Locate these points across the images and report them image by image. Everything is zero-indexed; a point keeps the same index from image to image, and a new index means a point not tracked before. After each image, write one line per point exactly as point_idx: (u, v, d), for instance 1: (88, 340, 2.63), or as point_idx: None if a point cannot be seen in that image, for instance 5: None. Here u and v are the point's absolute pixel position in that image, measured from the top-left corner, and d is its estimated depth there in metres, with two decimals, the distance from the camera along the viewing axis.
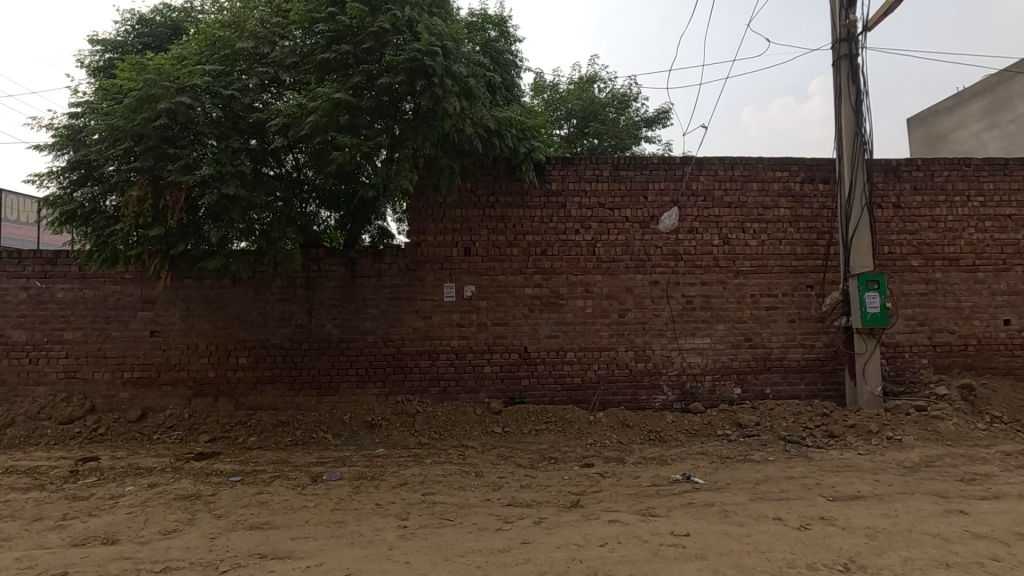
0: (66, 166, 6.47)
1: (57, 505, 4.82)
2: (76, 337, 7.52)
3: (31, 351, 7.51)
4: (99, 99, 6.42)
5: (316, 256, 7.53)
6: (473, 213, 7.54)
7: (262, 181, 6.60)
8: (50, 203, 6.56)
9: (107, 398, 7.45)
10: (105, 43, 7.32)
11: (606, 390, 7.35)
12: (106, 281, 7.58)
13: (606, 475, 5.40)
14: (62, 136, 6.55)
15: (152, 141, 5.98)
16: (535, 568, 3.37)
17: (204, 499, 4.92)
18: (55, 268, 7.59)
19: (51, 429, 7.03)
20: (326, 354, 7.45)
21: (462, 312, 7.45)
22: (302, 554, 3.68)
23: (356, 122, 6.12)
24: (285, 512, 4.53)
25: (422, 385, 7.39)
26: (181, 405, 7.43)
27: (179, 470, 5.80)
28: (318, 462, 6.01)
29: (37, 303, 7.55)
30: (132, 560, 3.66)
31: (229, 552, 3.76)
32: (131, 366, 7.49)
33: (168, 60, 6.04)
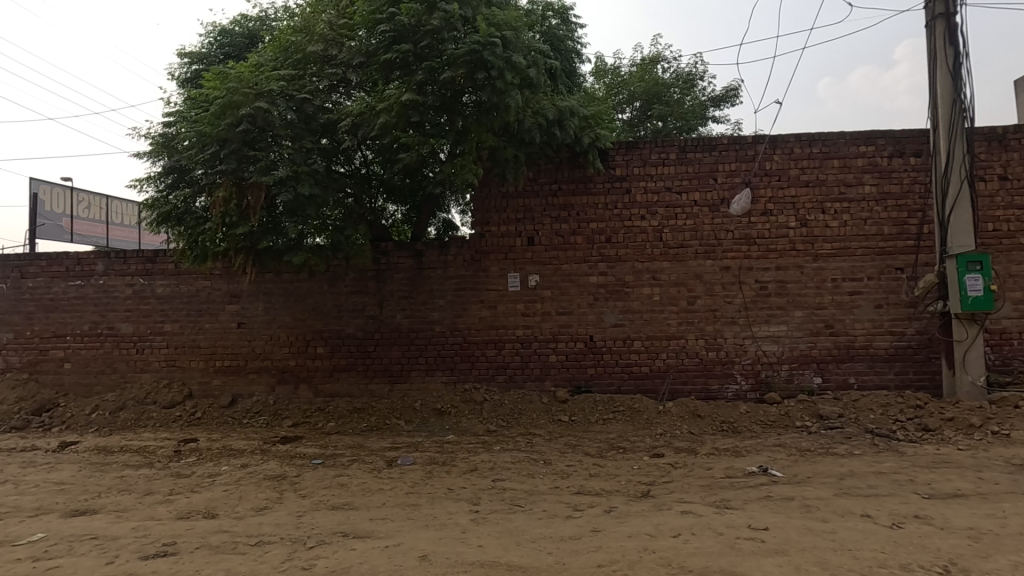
0: (161, 171, 7.01)
1: (163, 482, 5.31)
2: (174, 329, 8.20)
3: (137, 342, 8.26)
4: (188, 108, 6.91)
5: (385, 249, 7.80)
6: (536, 201, 7.54)
7: (334, 179, 6.89)
8: (149, 206, 7.13)
9: (201, 385, 8.08)
10: (191, 55, 7.85)
11: (676, 379, 7.17)
12: (198, 277, 8.19)
13: (677, 466, 5.28)
14: (157, 144, 7.11)
15: (234, 144, 6.30)
16: (606, 556, 3.36)
17: (290, 479, 5.26)
18: (155, 265, 8.28)
19: (156, 413, 7.72)
20: (397, 344, 7.72)
21: (526, 301, 7.49)
22: (382, 534, 3.85)
23: (420, 118, 6.25)
24: (363, 494, 4.76)
25: (489, 373, 7.52)
26: (266, 392, 7.95)
27: (267, 452, 6.22)
28: (391, 447, 6.27)
29: (140, 298, 8.29)
30: (231, 533, 3.98)
31: (314, 530, 4.00)
32: (222, 355, 8.08)
33: (247, 67, 6.40)
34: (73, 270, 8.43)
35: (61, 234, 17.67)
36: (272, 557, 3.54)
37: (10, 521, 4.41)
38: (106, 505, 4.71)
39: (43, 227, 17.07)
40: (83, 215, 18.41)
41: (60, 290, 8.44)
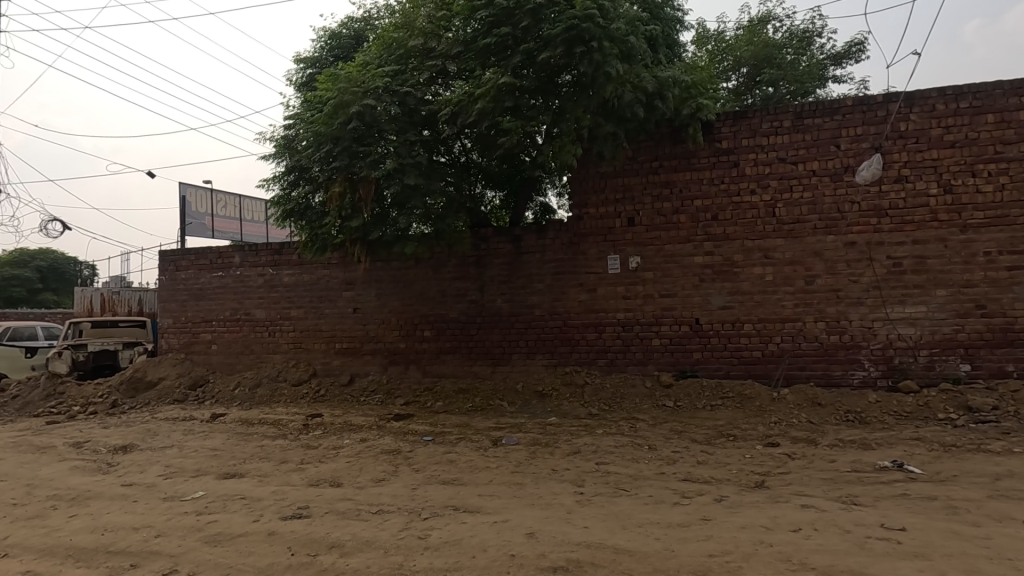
0: (284, 171, 7.66)
1: (295, 452, 5.89)
2: (299, 314, 9.00)
3: (269, 326, 9.18)
4: (305, 111, 7.48)
5: (484, 235, 8.00)
6: (635, 180, 7.32)
7: (436, 168, 7.15)
8: (275, 203, 7.84)
9: (324, 365, 8.83)
10: (306, 60, 8.47)
11: (792, 364, 6.67)
12: (318, 266, 8.92)
13: (795, 457, 4.95)
14: (280, 146, 7.77)
15: (346, 142, 6.73)
16: (718, 546, 3.24)
17: (404, 454, 5.61)
18: (281, 257, 9.13)
19: (287, 389, 8.55)
20: (498, 327, 7.91)
21: (627, 284, 7.33)
22: (490, 510, 4.01)
23: (516, 102, 6.27)
24: (471, 471, 4.97)
25: (589, 357, 7.48)
26: (379, 372, 8.51)
27: (383, 428, 6.68)
28: (496, 427, 6.46)
29: (271, 287, 9.19)
30: (355, 501, 4.34)
31: (427, 502, 4.25)
32: (340, 338, 8.76)
33: (355, 67, 6.78)
34: (216, 263, 9.53)
35: (204, 232, 20.05)
36: (390, 525, 3.82)
37: (177, 479, 5.13)
38: (250, 471, 5.33)
39: (189, 226, 19.49)
40: (221, 214, 20.70)
41: (206, 281, 9.58)
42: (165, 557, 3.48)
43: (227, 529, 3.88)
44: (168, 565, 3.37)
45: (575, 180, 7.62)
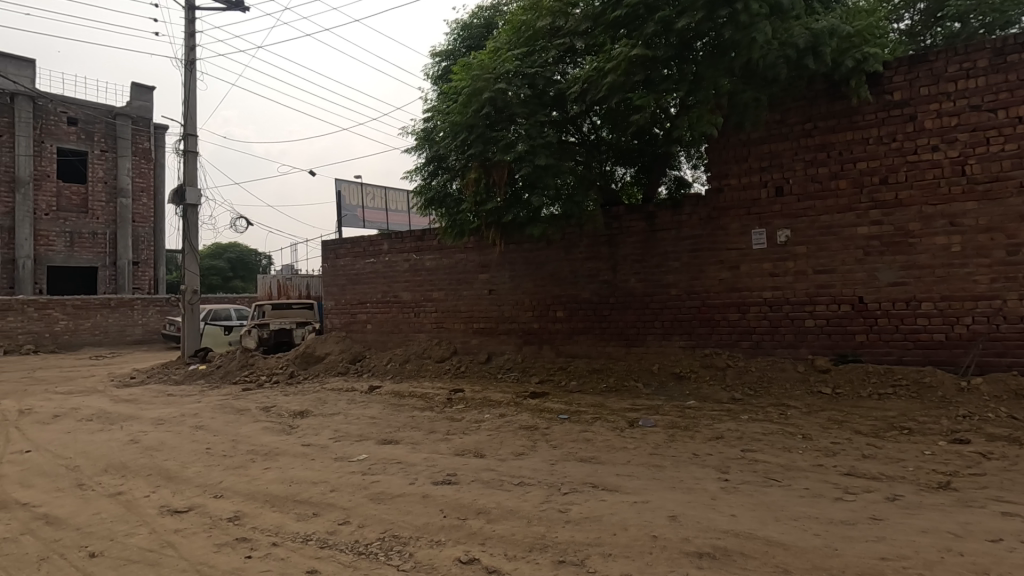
0: (424, 161, 8.16)
1: (442, 423, 6.35)
2: (440, 296, 9.61)
3: (414, 307, 9.93)
4: (442, 103, 7.88)
5: (616, 214, 7.85)
6: (784, 145, 6.67)
7: (566, 148, 7.14)
8: (417, 192, 8.39)
9: (464, 343, 9.35)
10: (440, 54, 8.87)
11: (986, 349, 5.67)
12: (456, 251, 9.43)
13: (992, 457, 4.23)
14: (421, 138, 8.28)
15: (480, 129, 6.95)
16: (891, 549, 2.90)
17: (541, 430, 5.78)
18: (423, 243, 9.81)
19: (431, 365, 9.20)
20: (632, 307, 7.75)
21: (775, 260, 6.74)
22: (629, 490, 3.98)
23: (649, 73, 6.00)
24: (608, 450, 4.97)
25: (731, 338, 7.04)
26: (514, 351, 8.81)
27: (520, 404, 6.93)
28: (631, 408, 6.38)
29: (415, 271, 9.92)
30: (497, 471, 4.58)
31: (566, 478, 4.34)
32: (478, 318, 9.21)
33: (487, 55, 6.96)
34: (367, 251, 10.49)
35: (356, 223, 22.11)
36: (531, 497, 3.97)
37: (345, 442, 5.81)
38: (403, 438, 5.85)
39: (344, 218, 21.63)
40: (370, 205, 22.64)
41: (360, 267, 10.59)
42: (339, 508, 3.97)
43: (387, 489, 4.32)
44: (342, 516, 3.84)
45: (714, 150, 7.14)
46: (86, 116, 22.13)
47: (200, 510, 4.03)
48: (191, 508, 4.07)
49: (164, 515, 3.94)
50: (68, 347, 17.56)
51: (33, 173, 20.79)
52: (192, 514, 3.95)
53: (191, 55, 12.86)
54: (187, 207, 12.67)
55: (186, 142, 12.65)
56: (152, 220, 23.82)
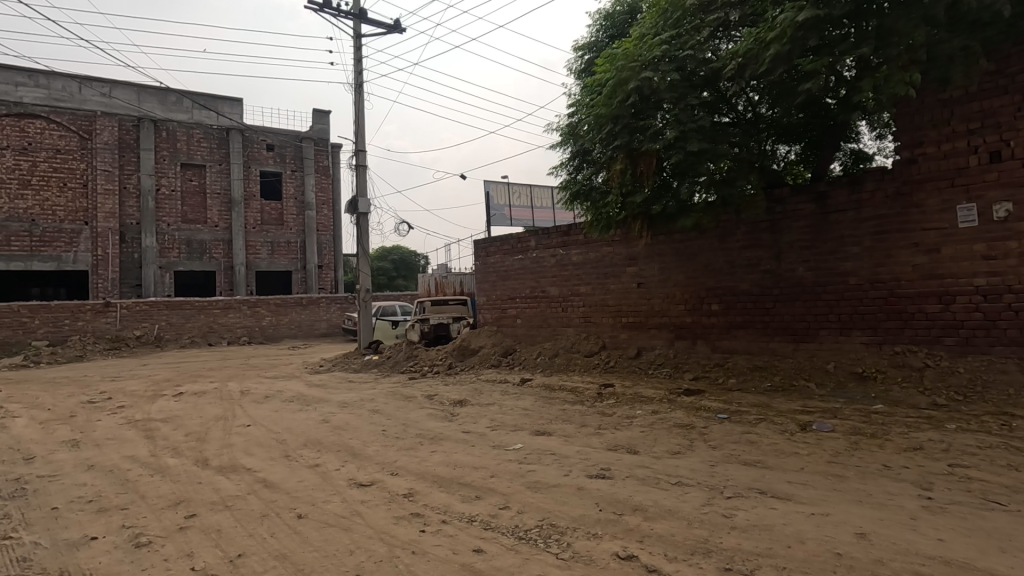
0: (569, 156, 8.21)
1: (593, 417, 6.35)
2: (588, 290, 9.62)
3: (562, 301, 10.04)
4: (586, 96, 7.83)
5: (780, 196, 7.18)
6: (1002, 101, 5.52)
7: (720, 130, 6.67)
8: (563, 187, 8.46)
9: (612, 337, 9.25)
10: (584, 47, 8.84)
11: None
12: (603, 244, 9.37)
13: None
14: (566, 133, 8.34)
15: (626, 118, 6.79)
16: None
17: (698, 429, 5.50)
18: (570, 238, 9.90)
19: (579, 359, 9.23)
20: (800, 299, 7.02)
21: (989, 240, 5.62)
22: (805, 499, 3.62)
23: (820, 37, 5.34)
24: (776, 454, 4.57)
25: (930, 334, 6.03)
26: (666, 346, 8.49)
27: (674, 402, 6.66)
28: (803, 410, 5.78)
29: (562, 266, 10.04)
30: (652, 469, 4.46)
31: (729, 481, 4.08)
32: (626, 312, 9.04)
33: (632, 42, 6.77)
34: (515, 248, 10.85)
35: (504, 221, 23.05)
36: (692, 498, 3.79)
37: (501, 432, 6.09)
38: (556, 430, 5.97)
39: (493, 217, 22.69)
40: (517, 203, 23.43)
41: (509, 263, 10.96)
42: (499, 494, 4.18)
43: (543, 478, 4.45)
44: (502, 501, 4.03)
45: (905, 114, 6.15)
46: (280, 142, 25.94)
47: (380, 485, 4.52)
48: (374, 483, 4.59)
49: (352, 487, 4.50)
50: (272, 339, 20.79)
51: (244, 194, 24.92)
52: (375, 488, 4.45)
53: (360, 78, 14.39)
54: (359, 215, 14.22)
55: (358, 157, 14.23)
56: (331, 228, 27.20)
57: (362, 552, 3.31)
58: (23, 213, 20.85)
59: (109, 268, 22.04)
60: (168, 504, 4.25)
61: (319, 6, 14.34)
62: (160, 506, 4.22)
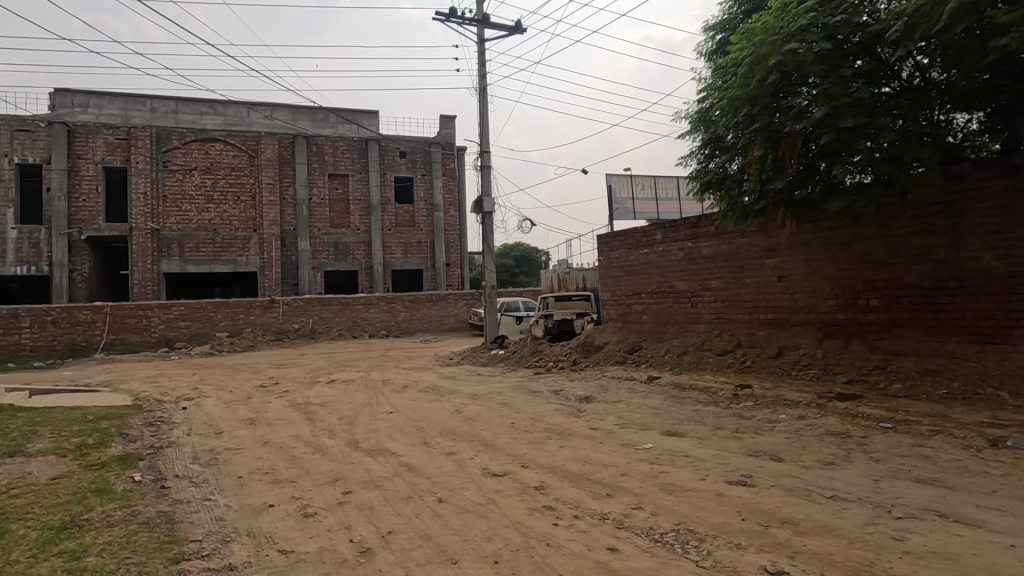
0: (701, 144, 7.78)
1: (730, 420, 5.97)
2: (721, 285, 9.06)
3: (691, 297, 9.56)
4: (720, 78, 7.36)
5: (958, 173, 6.21)
6: None
7: (880, 102, 5.90)
8: (694, 177, 8.04)
9: (749, 335, 8.62)
10: (715, 27, 8.32)
11: None
12: (738, 236, 8.79)
13: None
14: (697, 120, 7.92)
15: (766, 98, 6.28)
16: None
17: (856, 439, 4.93)
18: (700, 229, 9.42)
19: (712, 358, 8.71)
20: (986, 294, 6.00)
21: None
22: (1000, 528, 3.09)
23: None
24: (959, 473, 3.95)
25: None
26: (813, 345, 7.73)
27: (823, 407, 6.05)
28: (992, 423, 4.94)
29: (691, 259, 9.57)
30: (802, 480, 4.08)
31: (898, 499, 3.61)
32: (765, 309, 8.37)
33: (773, 14, 6.22)
34: (640, 242, 10.53)
35: (627, 215, 22.57)
36: (852, 515, 3.41)
37: (629, 430, 5.96)
38: (689, 432, 5.70)
39: (616, 212, 22.38)
40: (640, 196, 22.79)
41: (634, 258, 10.66)
42: (631, 494, 4.09)
43: (678, 481, 4.27)
44: (636, 502, 3.94)
45: None
46: (411, 149, 27.73)
47: (512, 476, 4.65)
48: (506, 473, 4.73)
49: (487, 477, 4.68)
50: (407, 332, 22.35)
51: (381, 199, 27.00)
52: (507, 478, 4.59)
53: (483, 82, 14.89)
54: (484, 214, 14.73)
55: (483, 158, 14.73)
56: (458, 227, 28.54)
57: (499, 539, 3.44)
58: (208, 224, 24.55)
59: (274, 268, 25.16)
60: (328, 480, 4.75)
61: (445, 16, 15.06)
62: (322, 482, 4.73)
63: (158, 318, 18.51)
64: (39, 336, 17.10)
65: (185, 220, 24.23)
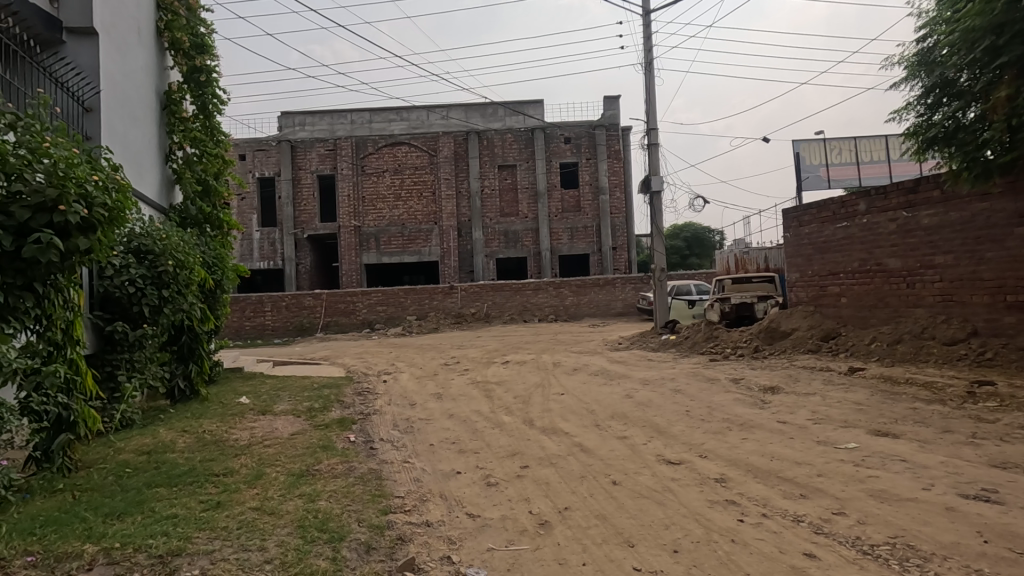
0: (921, 93, 6.53)
1: (963, 423, 4.97)
2: (948, 261, 7.62)
3: (907, 276, 8.12)
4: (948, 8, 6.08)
5: None
6: None
7: None
8: (911, 134, 6.79)
9: (990, 322, 7.19)
10: None
11: None
12: (973, 199, 7.37)
13: None
14: (914, 64, 6.66)
15: (1019, 23, 5.03)
16: None
17: None
18: (918, 195, 7.98)
19: (937, 348, 7.33)
20: None
21: None
22: None
23: None
24: None
25: None
26: None
27: None
28: None
29: (906, 232, 8.14)
30: None
31: None
32: (1015, 289, 6.95)
33: None
34: (838, 213, 9.21)
35: (821, 183, 19.92)
36: None
37: (826, 426, 5.31)
38: (905, 433, 4.88)
39: (807, 180, 19.96)
40: (837, 161, 19.92)
41: (830, 233, 9.37)
42: (831, 497, 3.64)
43: (892, 489, 3.69)
44: (837, 506, 3.50)
45: None
46: (575, 134, 27.82)
47: (689, 465, 4.46)
48: (683, 462, 4.55)
49: (662, 464, 4.55)
50: (575, 317, 22.64)
51: (547, 185, 27.60)
52: (684, 467, 4.42)
53: (649, 55, 14.26)
54: (652, 194, 14.19)
55: (650, 136, 14.17)
56: (624, 209, 27.92)
57: (678, 529, 3.32)
58: (398, 219, 27.56)
59: (452, 257, 27.30)
60: (507, 454, 5.05)
61: None
62: (502, 455, 5.05)
63: (362, 303, 21.37)
64: (278, 318, 20.92)
65: (380, 217, 27.49)
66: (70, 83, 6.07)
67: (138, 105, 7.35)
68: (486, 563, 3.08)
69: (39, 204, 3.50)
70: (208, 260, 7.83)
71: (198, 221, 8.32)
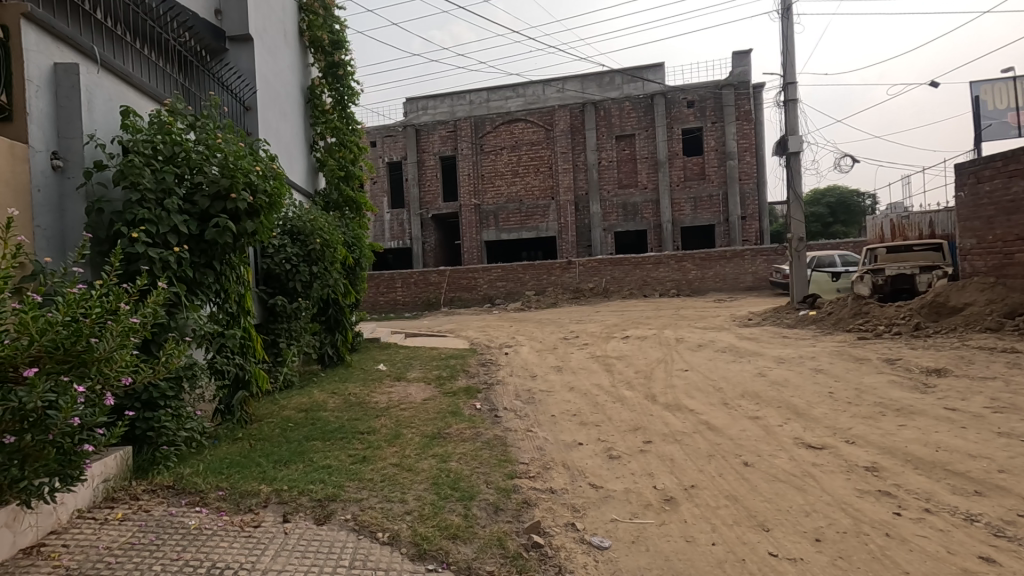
0: None
1: None
2: None
3: None
4: None
5: None
6: None
7: None
8: None
9: None
10: None
11: None
12: None
13: None
14: None
15: None
16: None
17: None
18: None
19: None
20: None
21: None
22: None
23: None
24: None
25: None
26: None
27: None
28: None
29: None
30: None
31: None
32: None
33: None
34: None
35: (1008, 131, 16.74)
36: None
37: (1011, 416, 4.54)
38: None
39: (989, 129, 16.88)
40: None
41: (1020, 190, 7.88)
42: (1016, 496, 3.14)
43: None
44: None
45: None
46: (700, 96, 26.04)
47: (834, 451, 4.08)
48: (826, 447, 4.18)
49: (801, 447, 4.21)
50: (699, 291, 21.55)
51: (668, 154, 26.29)
52: (827, 452, 4.05)
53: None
54: (790, 156, 12.90)
55: (787, 91, 12.84)
56: (756, 175, 25.75)
57: (821, 517, 3.07)
58: (516, 196, 28.00)
59: (570, 232, 27.20)
60: (629, 429, 4.99)
61: None
62: (624, 429, 5.00)
63: (483, 279, 22.18)
64: (408, 294, 22.45)
65: (498, 195, 28.13)
66: (234, 86, 6.90)
67: (287, 101, 8.16)
68: (611, 533, 3.10)
69: (216, 193, 4.06)
70: (349, 239, 8.57)
71: (339, 205, 9.13)
